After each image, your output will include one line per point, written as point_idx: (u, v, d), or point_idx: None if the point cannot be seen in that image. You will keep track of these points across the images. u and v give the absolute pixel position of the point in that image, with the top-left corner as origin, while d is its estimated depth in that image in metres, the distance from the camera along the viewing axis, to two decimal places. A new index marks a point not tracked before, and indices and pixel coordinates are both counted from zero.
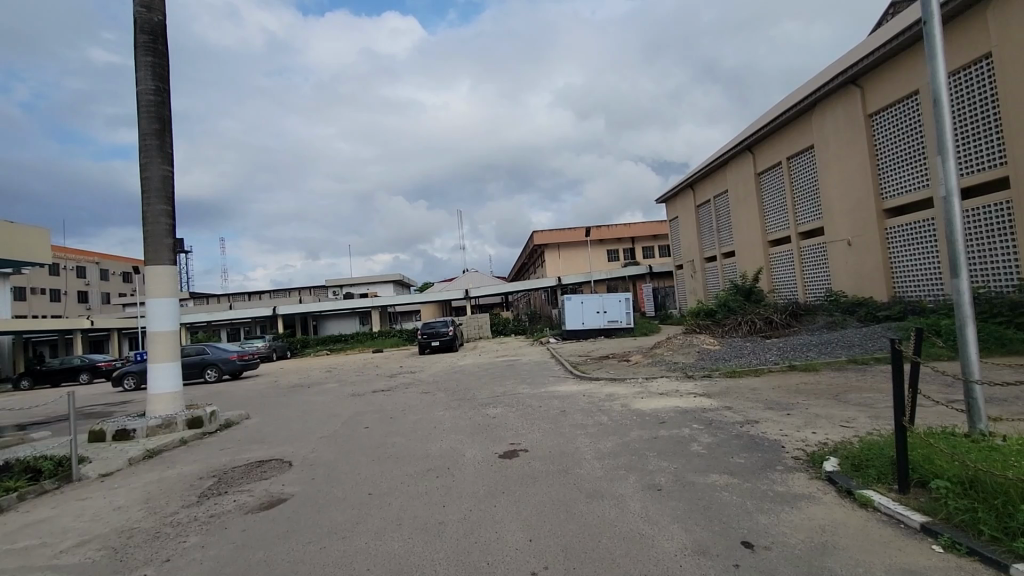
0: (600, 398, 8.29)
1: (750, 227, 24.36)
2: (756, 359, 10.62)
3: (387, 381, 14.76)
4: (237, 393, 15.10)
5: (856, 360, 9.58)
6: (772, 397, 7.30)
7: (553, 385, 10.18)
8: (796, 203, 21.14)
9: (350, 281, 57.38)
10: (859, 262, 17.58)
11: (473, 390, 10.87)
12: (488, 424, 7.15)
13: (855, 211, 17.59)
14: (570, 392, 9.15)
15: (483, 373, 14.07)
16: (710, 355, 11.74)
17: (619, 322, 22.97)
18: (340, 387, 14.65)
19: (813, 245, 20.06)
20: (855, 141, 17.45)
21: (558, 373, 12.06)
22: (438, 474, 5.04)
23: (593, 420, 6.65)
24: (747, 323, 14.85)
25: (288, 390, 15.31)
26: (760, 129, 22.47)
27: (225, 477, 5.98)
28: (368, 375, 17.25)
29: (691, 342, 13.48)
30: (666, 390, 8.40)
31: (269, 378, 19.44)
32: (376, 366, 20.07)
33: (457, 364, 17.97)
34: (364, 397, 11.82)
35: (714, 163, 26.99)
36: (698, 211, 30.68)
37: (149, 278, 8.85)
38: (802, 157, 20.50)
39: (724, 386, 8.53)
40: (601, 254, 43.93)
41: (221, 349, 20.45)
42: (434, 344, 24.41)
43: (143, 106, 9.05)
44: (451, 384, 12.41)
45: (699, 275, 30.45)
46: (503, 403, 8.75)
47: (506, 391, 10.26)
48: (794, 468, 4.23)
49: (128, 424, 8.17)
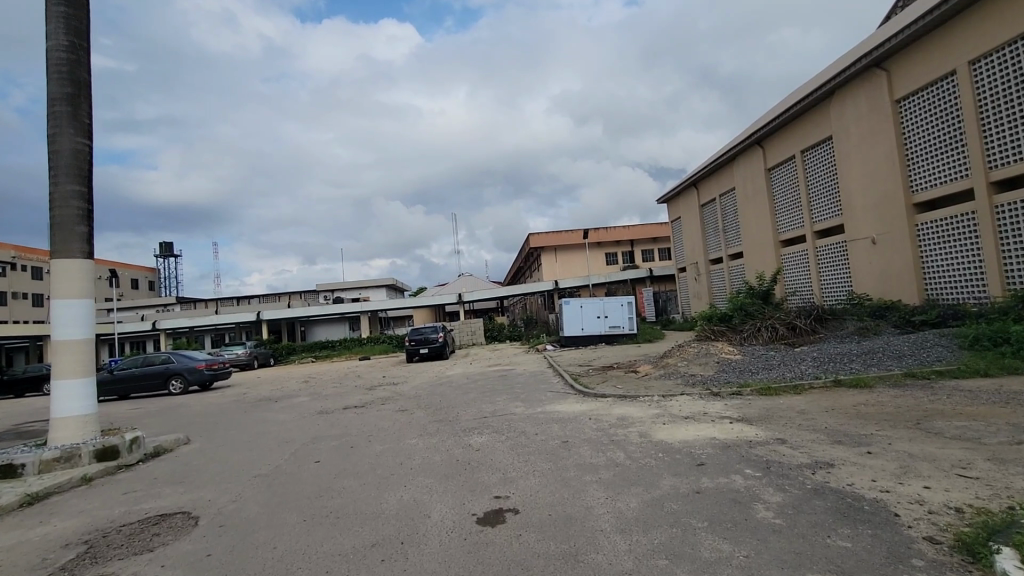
0: (611, 423, 6.65)
1: (760, 226, 22.88)
2: (790, 372, 9.02)
3: (365, 394, 13.09)
4: (195, 410, 13.40)
5: (913, 375, 7.97)
6: (833, 426, 5.69)
7: (551, 403, 8.58)
8: (811, 199, 19.64)
9: (342, 285, 55.71)
10: (885, 262, 16.08)
11: (459, 409, 9.22)
12: (468, 462, 5.54)
13: (880, 207, 16.11)
14: (573, 413, 7.54)
15: (472, 386, 12.44)
16: (731, 367, 10.16)
17: (621, 328, 21.41)
18: (311, 402, 12.93)
19: (831, 244, 18.56)
20: (880, 129, 15.97)
21: (558, 388, 10.43)
22: (385, 556, 3.42)
23: (606, 459, 5.04)
24: (767, 329, 13.29)
25: (253, 404, 13.61)
26: (771, 121, 20.96)
27: (100, 545, 4.33)
28: (346, 386, 15.58)
29: (707, 350, 11.88)
30: (691, 413, 6.80)
31: (241, 389, 17.75)
32: (358, 376, 18.39)
33: (445, 374, 16.32)
34: (333, 416, 10.16)
35: (721, 159, 25.49)
36: (701, 211, 29.18)
37: (56, 275, 7.21)
38: (819, 149, 19.03)
39: (763, 407, 6.94)
40: (600, 258, 42.40)
41: (188, 357, 18.77)
42: (423, 351, 22.78)
43: (52, 64, 7.41)
44: (433, 400, 10.77)
45: (703, 278, 28.96)
46: (491, 429, 7.10)
47: (497, 410, 8.61)
48: (943, 567, 2.66)
49: (16, 458, 6.52)
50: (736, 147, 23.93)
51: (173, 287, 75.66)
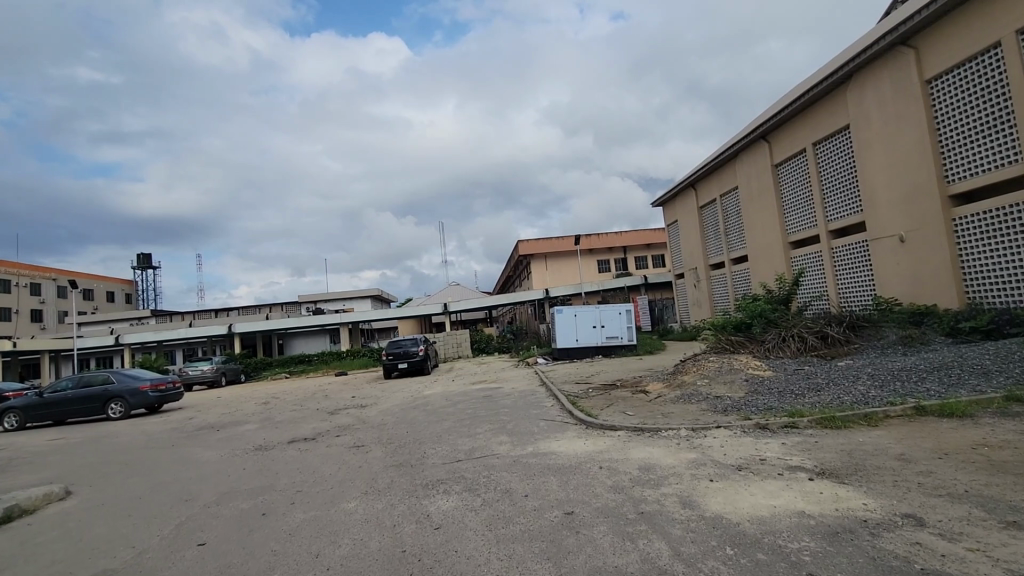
0: (632, 478, 4.65)
1: (767, 227, 21.20)
2: (849, 396, 7.08)
3: (323, 422, 10.97)
4: (118, 442, 11.23)
5: (1018, 399, 6.07)
6: (976, 490, 3.77)
7: (545, 440, 6.60)
8: (825, 195, 17.95)
9: (325, 296, 53.46)
10: (916, 262, 14.34)
11: (428, 447, 7.17)
12: (416, 556, 3.53)
13: (908, 200, 14.41)
14: (576, 459, 5.53)
15: (451, 411, 10.41)
16: (767, 388, 8.22)
17: (619, 338, 19.51)
18: (258, 431, 10.82)
19: (850, 244, 16.85)
20: (907, 114, 14.27)
21: (553, 415, 8.43)
22: None
23: (641, 562, 3.06)
24: (794, 340, 11.42)
25: (191, 434, 11.46)
26: (778, 113, 19.29)
27: None
28: (306, 409, 13.47)
29: (728, 365, 9.96)
30: (745, 462, 4.84)
31: (191, 412, 15.53)
32: (324, 397, 16.22)
33: (422, 394, 14.28)
34: (272, 455, 8.06)
35: (721, 156, 23.83)
36: (700, 213, 27.48)
37: None
38: (834, 141, 17.36)
39: (841, 451, 5.00)
40: (592, 265, 40.60)
41: (131, 377, 16.48)
42: (401, 366, 20.68)
43: None
44: (400, 432, 8.74)
45: (704, 284, 27.27)
46: (462, 483, 5.07)
47: (474, 451, 6.57)
48: None
49: None
50: (739, 143, 22.24)
51: (152, 300, 72.82)
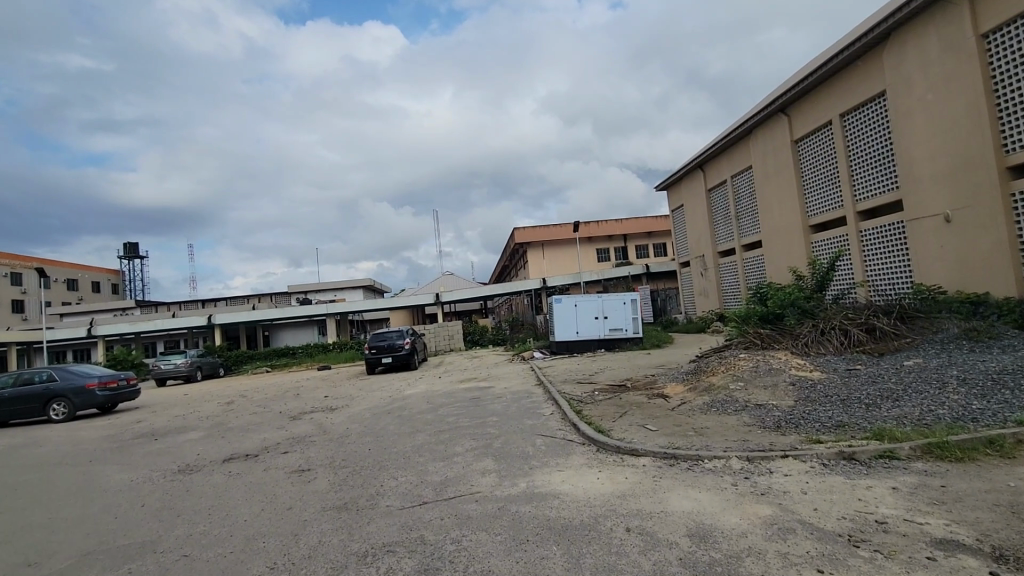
0: (686, 562, 2.88)
1: (785, 210, 19.44)
2: (944, 410, 5.34)
3: (278, 430, 9.24)
4: (34, 453, 9.46)
5: None
6: None
7: (543, 474, 4.86)
8: (853, 172, 16.15)
9: (316, 286, 51.62)
10: (964, 246, 12.62)
11: (387, 477, 5.39)
12: None
13: (957, 175, 12.64)
14: (590, 510, 3.79)
15: (428, 419, 8.67)
16: (824, 397, 6.47)
17: (623, 331, 17.78)
18: (200, 442, 9.05)
19: (882, 226, 15.12)
20: (958, 76, 12.44)
21: (553, 428, 6.67)
22: None
23: None
24: (835, 334, 9.70)
25: (123, 444, 9.66)
26: (800, 83, 17.44)
27: None
28: (267, 413, 11.70)
29: (765, 364, 8.24)
30: (858, 528, 3.09)
31: (142, 414, 13.71)
32: (294, 396, 14.46)
33: (402, 394, 12.54)
34: (191, 479, 6.28)
35: (735, 134, 22.00)
36: (709, 196, 25.66)
37: None
38: (865, 111, 15.53)
39: (1000, 509, 3.25)
40: (591, 254, 38.84)
41: (77, 373, 14.63)
42: (385, 361, 18.94)
43: None
44: (361, 449, 6.99)
45: (711, 273, 25.56)
46: (419, 558, 3.31)
47: (446, 487, 4.79)
48: None
49: None
50: (754, 118, 20.40)
51: (140, 289, 70.58)
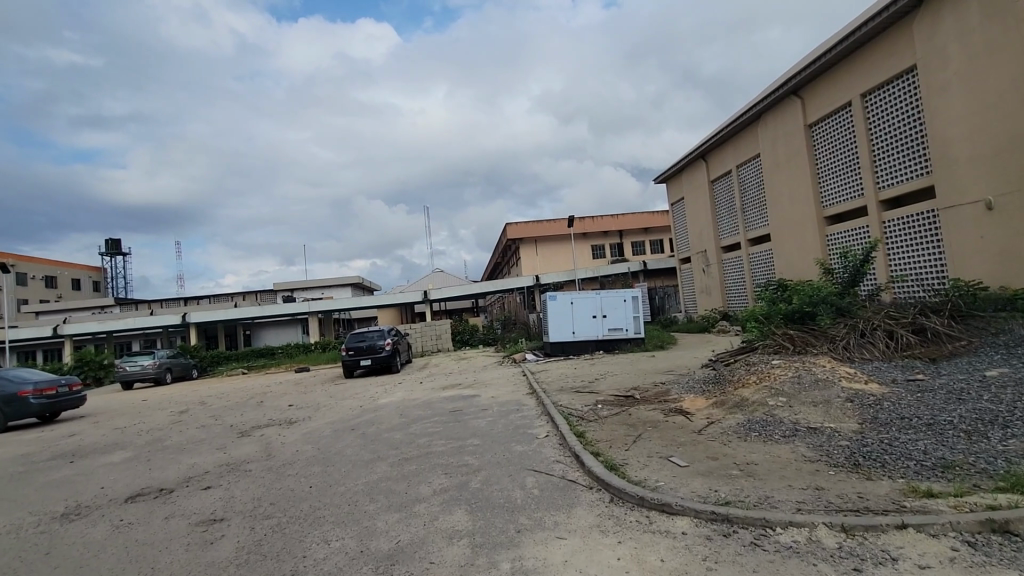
0: None
1: (798, 200, 18.06)
2: None
3: (218, 452, 7.66)
4: None
5: None
6: None
7: (538, 544, 3.30)
8: (875, 157, 14.74)
9: (302, 284, 49.85)
10: (1009, 235, 11.24)
11: (318, 541, 3.81)
12: None
13: (1001, 157, 11.25)
14: None
15: (394, 439, 7.13)
16: (899, 420, 4.98)
17: (623, 331, 16.30)
18: (121, 467, 7.47)
19: (909, 216, 13.74)
20: (1003, 45, 11.02)
21: (549, 461, 5.13)
22: None
23: None
24: (877, 336, 8.24)
25: (34, 467, 8.07)
26: (816, 61, 15.98)
27: None
28: (218, 427, 10.12)
29: (804, 374, 6.75)
30: None
31: (81, 425, 12.05)
32: (256, 405, 12.85)
33: (374, 403, 11.00)
34: (65, 534, 4.67)
35: (741, 120, 20.56)
36: (712, 188, 24.23)
37: None
38: (890, 89, 14.11)
39: None
40: (585, 251, 37.41)
41: (10, 379, 12.93)
42: (364, 364, 17.37)
43: None
44: (301, 484, 5.41)
45: (714, 269, 24.16)
46: None
47: (392, 568, 3.22)
48: None
49: None
50: (763, 102, 18.98)
51: (123, 287, 68.23)
